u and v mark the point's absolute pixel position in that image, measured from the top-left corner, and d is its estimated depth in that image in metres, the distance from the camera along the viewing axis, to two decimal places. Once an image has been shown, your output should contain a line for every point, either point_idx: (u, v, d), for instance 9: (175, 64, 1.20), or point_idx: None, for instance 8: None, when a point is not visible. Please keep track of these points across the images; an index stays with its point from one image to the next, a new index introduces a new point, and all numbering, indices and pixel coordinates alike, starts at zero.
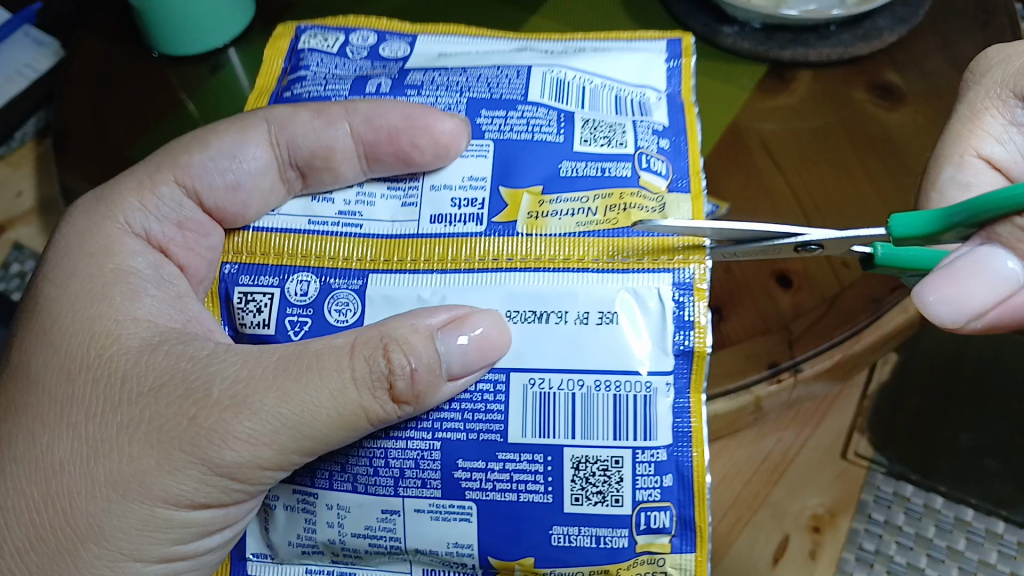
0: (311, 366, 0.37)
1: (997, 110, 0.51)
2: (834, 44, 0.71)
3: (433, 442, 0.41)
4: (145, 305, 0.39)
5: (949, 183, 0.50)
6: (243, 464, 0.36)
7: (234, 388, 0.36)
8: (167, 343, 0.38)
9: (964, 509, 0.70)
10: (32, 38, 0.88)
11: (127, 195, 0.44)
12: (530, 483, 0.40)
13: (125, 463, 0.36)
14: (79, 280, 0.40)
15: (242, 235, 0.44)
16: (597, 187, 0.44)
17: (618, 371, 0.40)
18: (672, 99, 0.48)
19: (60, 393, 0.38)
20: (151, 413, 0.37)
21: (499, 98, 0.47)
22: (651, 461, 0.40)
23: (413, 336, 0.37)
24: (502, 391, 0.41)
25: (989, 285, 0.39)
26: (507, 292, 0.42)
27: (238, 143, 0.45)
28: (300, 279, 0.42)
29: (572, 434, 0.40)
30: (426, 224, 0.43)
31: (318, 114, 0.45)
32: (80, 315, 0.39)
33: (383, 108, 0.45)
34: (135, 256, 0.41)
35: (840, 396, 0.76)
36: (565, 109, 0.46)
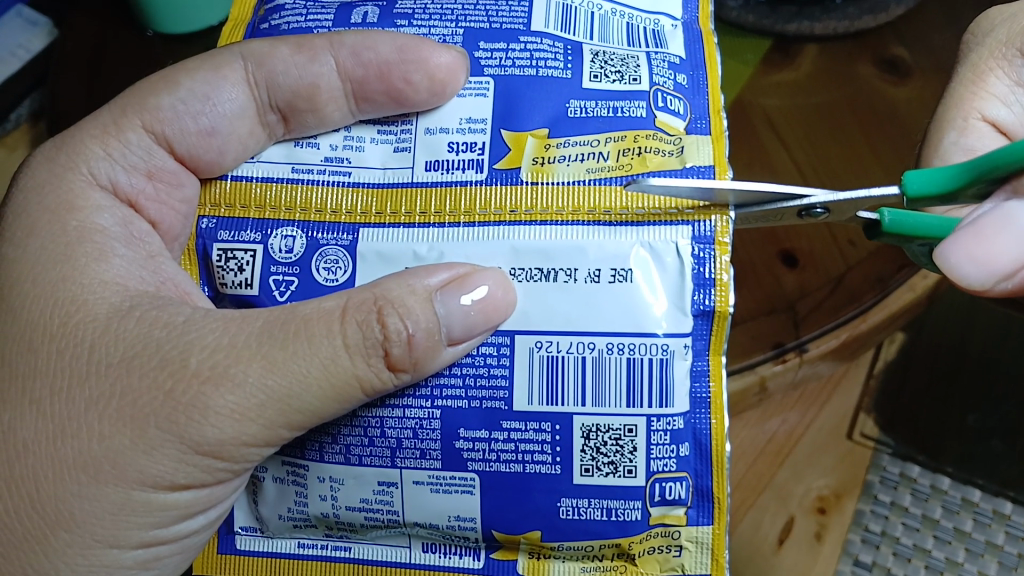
0: (299, 333, 0.34)
1: (1002, 71, 0.48)
2: (840, 19, 0.65)
3: (432, 410, 0.38)
4: (114, 267, 0.36)
5: (951, 149, 0.46)
6: (226, 441, 0.33)
7: (214, 358, 0.33)
8: (139, 308, 0.35)
9: (971, 490, 0.63)
10: (25, 18, 0.78)
11: (91, 144, 0.40)
12: (536, 453, 0.38)
13: (97, 442, 0.33)
14: (41, 239, 0.36)
15: (220, 185, 0.40)
16: (608, 128, 0.40)
17: (633, 333, 0.37)
18: (689, 27, 0.45)
19: (23, 366, 0.34)
20: (123, 388, 0.33)
21: (499, 28, 0.43)
22: (667, 429, 0.37)
23: (409, 298, 0.34)
24: (506, 355, 0.38)
25: (1015, 240, 0.36)
26: (511, 248, 0.39)
27: (212, 81, 0.41)
28: (285, 234, 0.39)
29: (582, 401, 0.37)
30: (421, 172, 0.40)
31: (299, 48, 0.41)
32: (42, 279, 0.35)
33: (371, 40, 0.41)
34: (101, 212, 0.38)
35: (847, 375, 0.67)
36: (573, 40, 0.43)
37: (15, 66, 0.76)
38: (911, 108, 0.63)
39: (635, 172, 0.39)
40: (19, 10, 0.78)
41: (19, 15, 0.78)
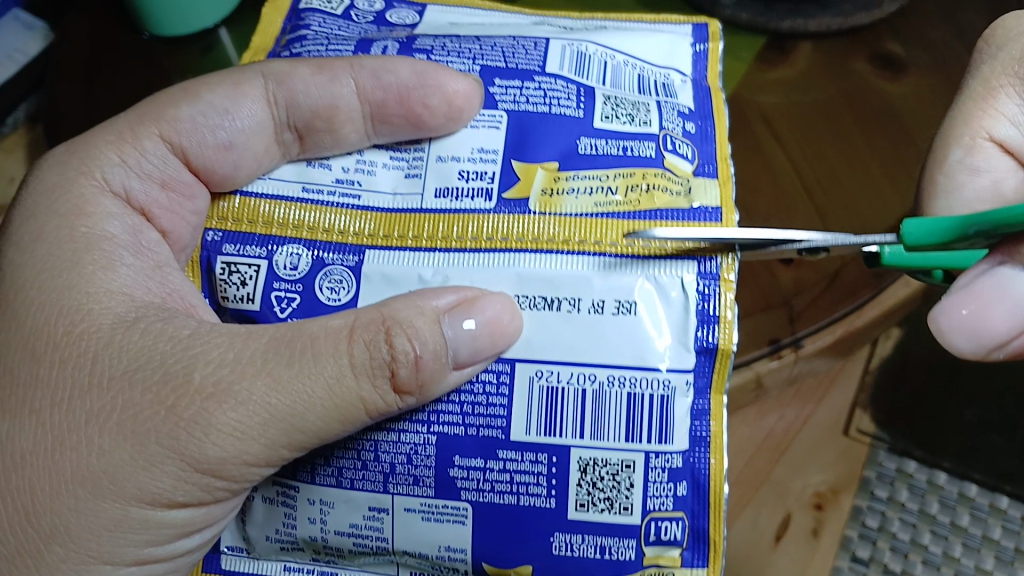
0: (305, 350, 0.33)
1: (1012, 89, 0.47)
2: (835, 14, 0.68)
3: (429, 436, 0.38)
4: (120, 276, 0.35)
5: (956, 168, 0.47)
6: (228, 460, 0.33)
7: (219, 373, 0.33)
8: (144, 320, 0.34)
9: (967, 486, 0.72)
10: (22, 22, 0.77)
11: (105, 149, 0.39)
12: (532, 485, 0.37)
13: (96, 457, 0.32)
14: (48, 244, 0.36)
15: (229, 201, 0.40)
16: (617, 166, 0.40)
17: (635, 367, 0.37)
18: (698, 83, 0.46)
19: (24, 375, 0.34)
20: (126, 400, 0.33)
21: (514, 67, 0.43)
22: (665, 466, 0.37)
23: (417, 319, 0.34)
24: (505, 383, 0.38)
25: (1011, 312, 0.37)
26: (516, 274, 0.38)
27: (232, 97, 0.41)
28: (290, 251, 0.39)
29: (580, 434, 0.37)
30: (430, 199, 0.40)
31: (319, 69, 0.42)
32: (47, 286, 0.35)
33: (391, 63, 0.42)
34: (109, 219, 0.37)
35: (843, 371, 0.77)
36: (586, 83, 0.43)
37: (11, 69, 0.75)
38: (909, 103, 0.65)
39: (643, 209, 0.39)
40: (18, 15, 0.77)
41: (16, 19, 0.77)
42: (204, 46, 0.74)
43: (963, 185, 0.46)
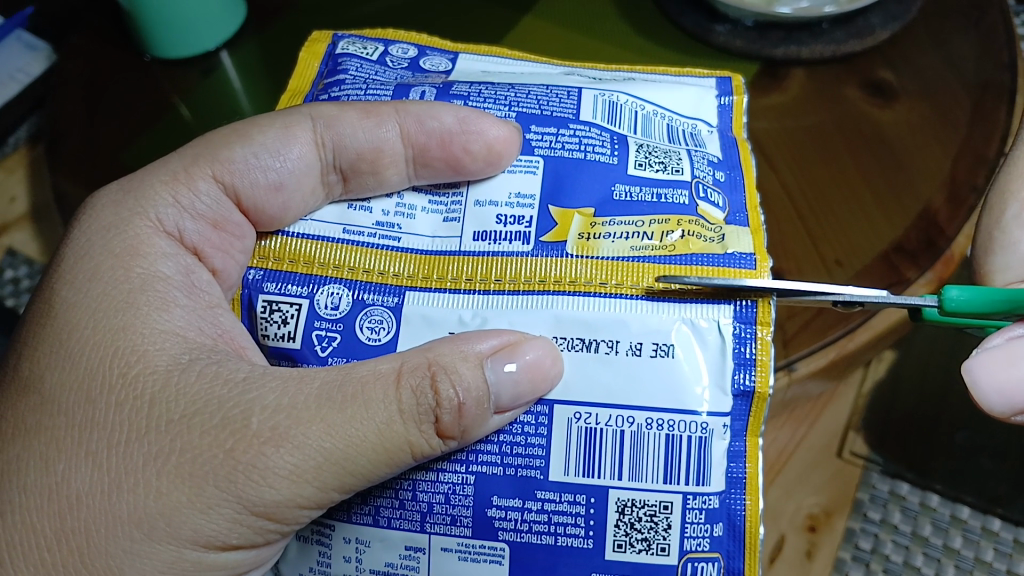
0: (356, 396, 0.34)
1: None
2: (828, 42, 0.72)
3: (466, 475, 0.38)
4: (174, 317, 0.36)
5: (1012, 223, 0.50)
6: (282, 503, 0.33)
7: (275, 418, 0.33)
8: (198, 362, 0.35)
9: (959, 507, 0.62)
10: (24, 43, 0.81)
11: (159, 189, 0.40)
12: (570, 526, 0.38)
13: (154, 499, 0.33)
14: (102, 284, 0.36)
15: (273, 240, 0.40)
16: (653, 212, 0.41)
17: (673, 410, 0.38)
18: (723, 135, 0.48)
19: (78, 416, 0.34)
20: (183, 444, 0.33)
21: (550, 115, 0.45)
22: (703, 507, 0.38)
23: (461, 364, 0.34)
24: (544, 424, 0.38)
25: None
26: (553, 316, 0.39)
27: (283, 139, 0.42)
28: (331, 292, 0.39)
29: (618, 475, 0.38)
30: (468, 241, 0.40)
31: (366, 113, 0.43)
32: (103, 325, 0.35)
33: (435, 110, 0.43)
34: (163, 260, 0.38)
35: (835, 395, 0.67)
36: (618, 132, 0.45)
37: (14, 89, 0.79)
38: (900, 130, 0.66)
39: (678, 254, 0.40)
40: (19, 36, 0.81)
41: (17, 39, 0.81)
42: (204, 68, 0.79)
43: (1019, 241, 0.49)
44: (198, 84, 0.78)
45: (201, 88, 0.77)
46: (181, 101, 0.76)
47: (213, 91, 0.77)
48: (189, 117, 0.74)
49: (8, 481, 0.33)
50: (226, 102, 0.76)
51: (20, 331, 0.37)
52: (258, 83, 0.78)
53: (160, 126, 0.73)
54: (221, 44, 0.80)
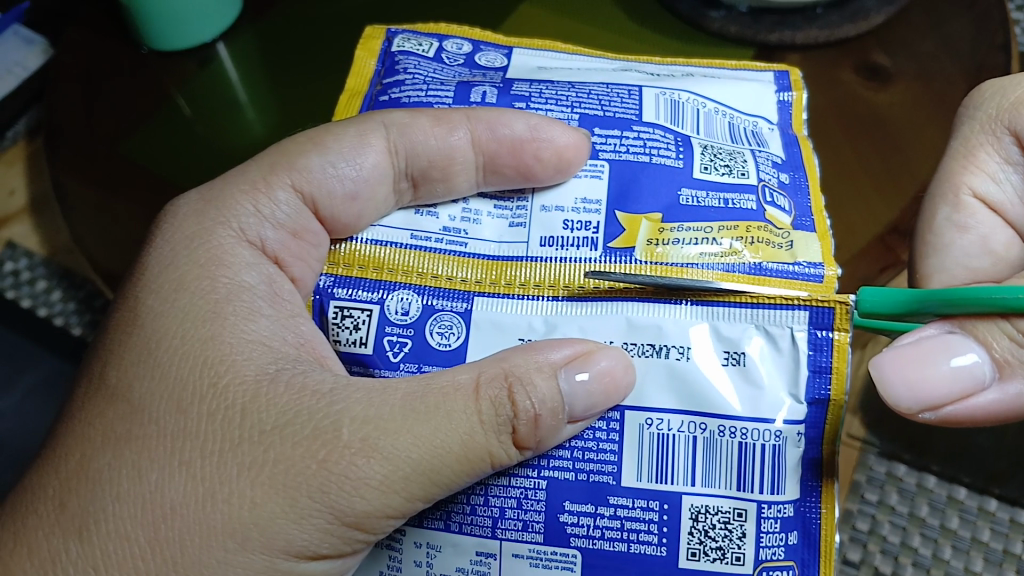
0: (439, 406, 0.34)
1: (992, 148, 0.50)
2: (822, 27, 0.72)
3: (539, 480, 0.38)
4: (260, 326, 0.37)
5: (944, 226, 0.50)
6: (370, 513, 0.33)
7: (364, 429, 0.34)
8: (285, 373, 0.35)
9: (956, 488, 0.61)
10: (22, 37, 0.81)
11: (241, 199, 0.41)
12: (643, 532, 0.37)
13: (248, 509, 0.33)
14: (190, 296, 0.37)
15: (347, 246, 0.41)
16: (722, 217, 0.41)
17: (747, 419, 0.38)
18: (784, 132, 0.47)
19: (172, 426, 0.34)
20: (276, 455, 0.33)
21: (612, 116, 0.45)
22: (778, 516, 0.38)
23: (536, 375, 0.35)
24: (615, 430, 0.38)
25: (951, 377, 0.37)
26: (625, 322, 0.39)
27: (357, 146, 0.42)
28: (401, 298, 0.39)
29: (691, 482, 0.37)
30: (535, 247, 0.40)
31: (437, 120, 0.43)
32: (191, 336, 0.36)
33: (505, 117, 0.43)
34: (246, 270, 0.39)
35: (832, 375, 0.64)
36: (681, 132, 0.44)
37: (11, 82, 0.79)
38: (894, 112, 0.68)
39: (749, 262, 0.39)
40: (17, 31, 0.81)
41: (15, 34, 0.81)
42: (201, 59, 0.81)
43: (952, 243, 0.49)
44: (195, 76, 0.80)
45: (197, 80, 0.81)
46: (179, 93, 0.79)
47: (211, 85, 0.81)
48: (189, 112, 0.78)
49: (102, 489, 0.34)
50: (223, 96, 0.80)
51: (107, 340, 0.38)
52: (255, 78, 0.81)
53: (160, 117, 0.77)
54: (218, 35, 0.81)
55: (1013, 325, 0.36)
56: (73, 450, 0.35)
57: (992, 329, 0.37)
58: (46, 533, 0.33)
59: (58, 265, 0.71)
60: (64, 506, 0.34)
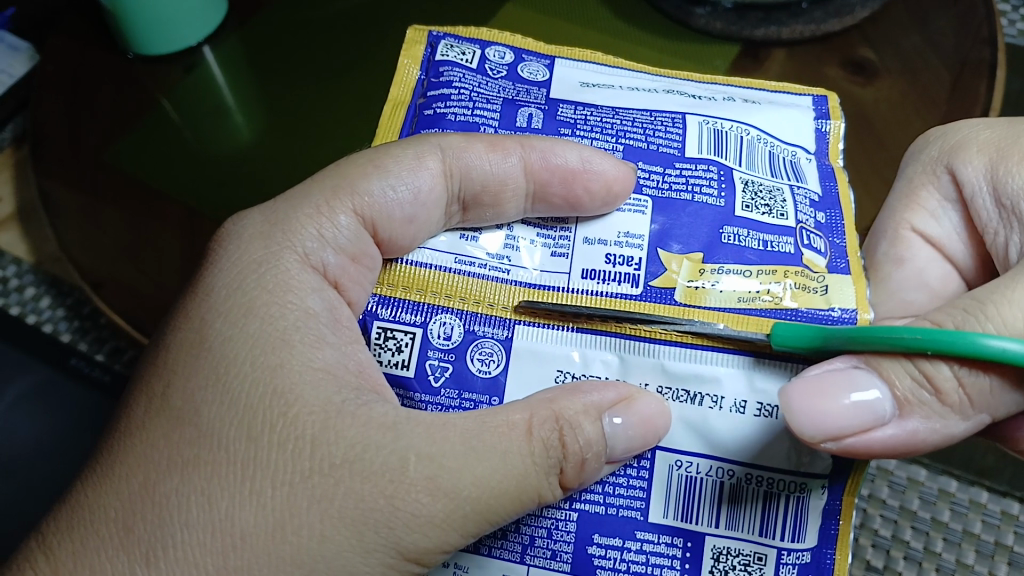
0: (494, 446, 0.37)
1: (933, 186, 0.51)
2: (807, 22, 0.76)
3: (570, 512, 0.39)
4: (324, 355, 0.39)
5: (883, 260, 0.52)
6: (429, 548, 0.36)
7: (430, 468, 0.36)
8: (349, 403, 0.38)
9: (948, 481, 0.64)
10: (8, 44, 0.84)
11: (305, 223, 0.42)
12: (665, 568, 0.39)
13: (316, 542, 0.35)
14: (257, 322, 0.39)
15: (396, 267, 0.43)
16: (761, 261, 0.42)
17: (774, 469, 0.39)
18: (821, 163, 0.48)
19: (241, 453, 0.36)
20: (345, 490, 0.36)
21: (656, 149, 0.46)
22: (795, 562, 0.39)
23: (583, 418, 0.37)
24: (645, 468, 0.39)
25: (858, 410, 0.36)
26: (661, 366, 0.40)
27: (414, 167, 0.43)
28: (443, 321, 0.41)
29: (715, 522, 0.39)
30: (576, 279, 0.42)
31: (492, 146, 0.44)
32: (260, 364, 0.38)
33: (557, 147, 0.44)
34: (312, 294, 0.41)
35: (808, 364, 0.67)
36: (724, 165, 0.45)
37: None
38: (880, 107, 0.71)
39: (785, 308, 0.40)
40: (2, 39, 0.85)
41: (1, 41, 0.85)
42: (186, 65, 0.85)
43: (889, 276, 0.52)
44: (181, 82, 0.84)
45: (182, 86, 0.84)
46: (166, 99, 0.82)
47: (197, 90, 0.84)
48: (175, 115, 0.81)
49: (169, 516, 0.35)
50: (211, 99, 0.83)
51: (166, 359, 0.39)
52: (241, 81, 0.84)
53: (147, 122, 0.80)
54: (203, 39, 0.85)
55: (914, 364, 0.36)
56: (135, 472, 0.37)
57: (898, 367, 0.37)
58: (111, 554, 0.35)
59: (46, 273, 0.76)
60: (131, 529, 0.36)
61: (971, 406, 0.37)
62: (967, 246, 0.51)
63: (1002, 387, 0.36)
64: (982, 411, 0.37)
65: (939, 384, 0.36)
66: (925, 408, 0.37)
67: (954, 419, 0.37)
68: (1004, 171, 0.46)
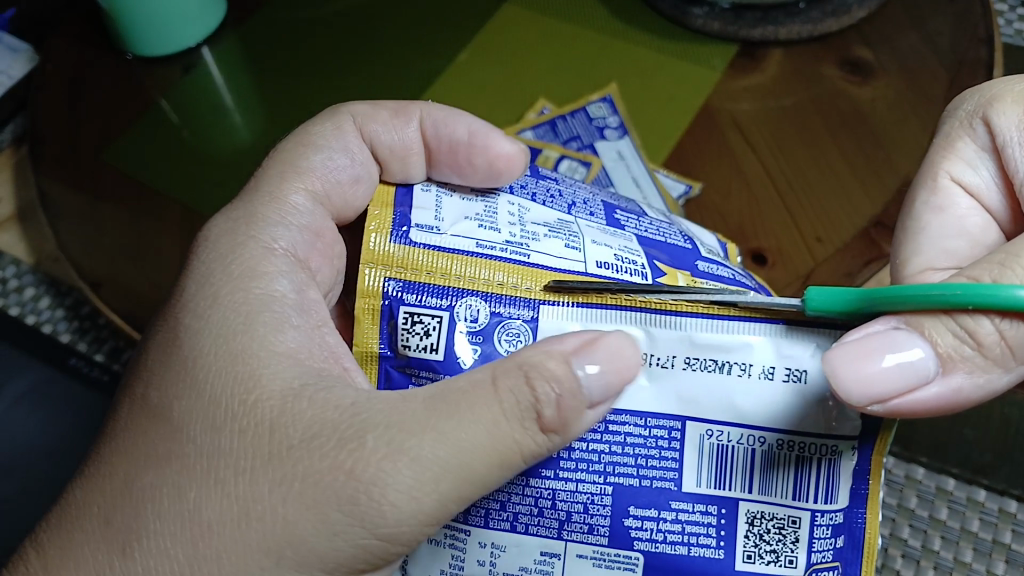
0: (459, 402, 0.35)
1: (970, 135, 0.46)
2: (804, 22, 0.74)
3: (604, 486, 0.38)
4: (289, 338, 0.39)
5: (919, 211, 0.46)
6: (403, 522, 0.35)
7: (390, 434, 0.35)
8: (309, 390, 0.37)
9: (945, 479, 0.64)
10: (7, 45, 0.84)
11: (263, 208, 0.43)
12: (703, 535, 0.38)
13: (280, 526, 0.34)
14: (222, 311, 0.39)
15: (394, 245, 0.39)
16: (734, 286, 0.43)
17: (806, 433, 0.37)
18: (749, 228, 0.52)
19: (208, 444, 0.36)
20: (305, 469, 0.35)
21: (623, 206, 0.48)
22: (829, 523, 0.38)
23: (548, 361, 0.35)
24: (677, 438, 0.37)
25: (905, 370, 0.35)
26: (688, 338, 0.37)
27: (334, 135, 0.46)
28: (470, 304, 0.38)
29: (749, 488, 0.38)
30: (591, 267, 0.40)
31: (395, 113, 0.47)
32: (223, 351, 0.38)
33: (451, 118, 0.47)
34: (280, 277, 0.41)
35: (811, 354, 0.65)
36: (676, 226, 0.48)
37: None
38: (877, 108, 0.70)
39: None
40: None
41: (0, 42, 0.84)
42: (184, 66, 0.84)
43: (926, 226, 0.45)
44: (179, 82, 0.83)
45: (183, 89, 0.83)
46: (166, 99, 0.81)
47: (196, 90, 0.83)
48: (177, 118, 0.80)
49: (146, 511, 0.36)
50: (211, 101, 0.82)
51: (148, 358, 0.40)
52: (241, 83, 0.83)
53: (144, 121, 0.79)
54: (203, 40, 0.84)
55: (956, 320, 0.35)
56: (118, 469, 0.37)
57: (939, 325, 0.35)
58: (95, 548, 0.36)
59: (45, 273, 0.75)
60: (110, 522, 0.36)
61: (1012, 356, 0.35)
62: (1006, 198, 0.45)
63: None
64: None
65: (982, 338, 0.35)
66: (967, 362, 0.36)
67: (996, 371, 0.36)
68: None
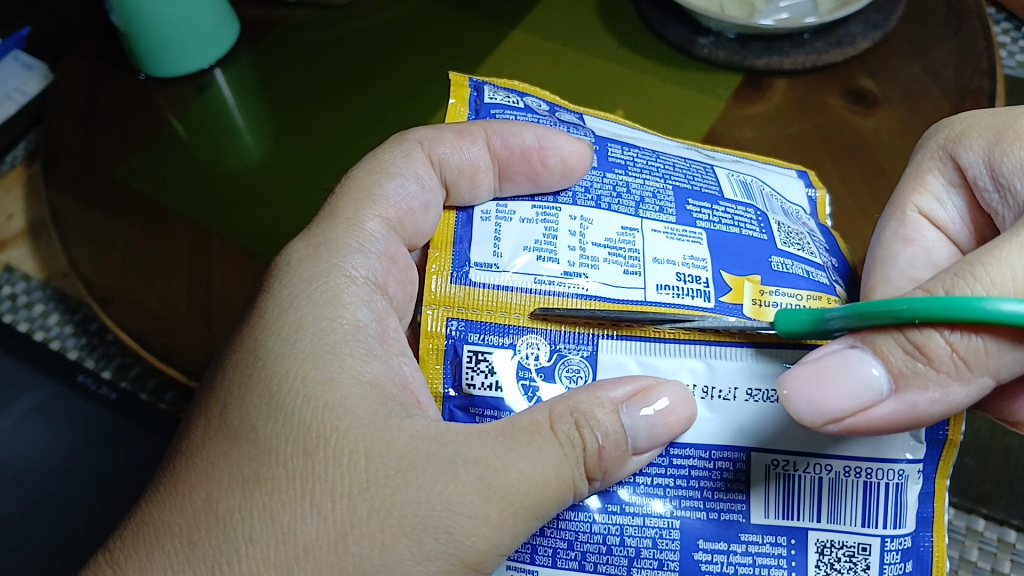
0: (524, 443, 0.37)
1: (939, 169, 0.48)
2: (808, 52, 0.76)
3: (671, 519, 0.39)
4: (374, 367, 0.40)
5: (890, 241, 0.48)
6: (487, 551, 0.36)
7: (480, 470, 0.36)
8: (394, 417, 0.38)
9: (976, 519, 0.61)
10: (22, 63, 0.87)
11: (343, 235, 0.44)
12: (773, 567, 0.39)
13: (378, 551, 0.35)
14: (309, 337, 0.40)
15: (453, 287, 0.42)
16: (809, 287, 0.44)
17: (871, 460, 0.40)
18: (819, 221, 0.52)
19: (298, 468, 0.37)
20: (402, 498, 0.36)
21: (699, 189, 0.46)
22: (899, 549, 0.40)
23: (599, 410, 0.37)
24: (741, 469, 0.39)
25: (853, 389, 0.36)
26: (747, 369, 0.40)
27: (405, 164, 0.47)
28: (532, 343, 0.41)
29: (817, 517, 0.39)
30: (652, 293, 0.41)
31: (459, 135, 0.47)
32: (311, 377, 0.39)
33: (515, 130, 0.47)
34: (360, 307, 0.42)
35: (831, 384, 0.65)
36: (757, 207, 0.47)
37: (11, 107, 0.84)
38: (880, 137, 0.72)
39: None
40: (17, 57, 0.87)
41: (16, 60, 0.87)
42: (198, 86, 0.85)
43: (896, 254, 0.47)
44: (194, 102, 0.84)
45: (194, 107, 0.84)
46: (177, 118, 0.83)
47: (210, 109, 0.84)
48: (186, 134, 0.81)
49: (233, 530, 0.36)
50: (223, 121, 0.83)
51: (224, 381, 0.40)
52: (253, 104, 0.84)
53: (159, 141, 0.80)
54: (216, 61, 0.86)
55: (905, 335, 0.35)
56: (198, 487, 0.37)
57: (889, 341, 0.36)
58: (177, 568, 0.36)
59: (55, 289, 0.75)
60: (195, 543, 0.36)
61: (969, 369, 0.35)
62: (971, 229, 0.48)
63: (998, 346, 0.34)
64: (983, 373, 0.35)
65: (931, 353, 0.35)
66: (921, 380, 0.36)
67: (955, 386, 0.35)
68: (1002, 150, 0.44)
